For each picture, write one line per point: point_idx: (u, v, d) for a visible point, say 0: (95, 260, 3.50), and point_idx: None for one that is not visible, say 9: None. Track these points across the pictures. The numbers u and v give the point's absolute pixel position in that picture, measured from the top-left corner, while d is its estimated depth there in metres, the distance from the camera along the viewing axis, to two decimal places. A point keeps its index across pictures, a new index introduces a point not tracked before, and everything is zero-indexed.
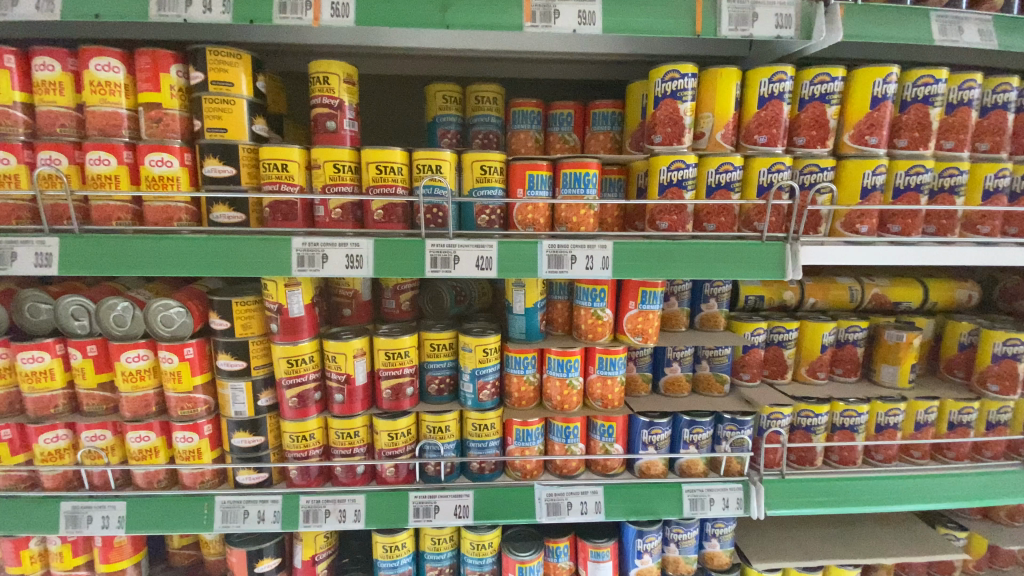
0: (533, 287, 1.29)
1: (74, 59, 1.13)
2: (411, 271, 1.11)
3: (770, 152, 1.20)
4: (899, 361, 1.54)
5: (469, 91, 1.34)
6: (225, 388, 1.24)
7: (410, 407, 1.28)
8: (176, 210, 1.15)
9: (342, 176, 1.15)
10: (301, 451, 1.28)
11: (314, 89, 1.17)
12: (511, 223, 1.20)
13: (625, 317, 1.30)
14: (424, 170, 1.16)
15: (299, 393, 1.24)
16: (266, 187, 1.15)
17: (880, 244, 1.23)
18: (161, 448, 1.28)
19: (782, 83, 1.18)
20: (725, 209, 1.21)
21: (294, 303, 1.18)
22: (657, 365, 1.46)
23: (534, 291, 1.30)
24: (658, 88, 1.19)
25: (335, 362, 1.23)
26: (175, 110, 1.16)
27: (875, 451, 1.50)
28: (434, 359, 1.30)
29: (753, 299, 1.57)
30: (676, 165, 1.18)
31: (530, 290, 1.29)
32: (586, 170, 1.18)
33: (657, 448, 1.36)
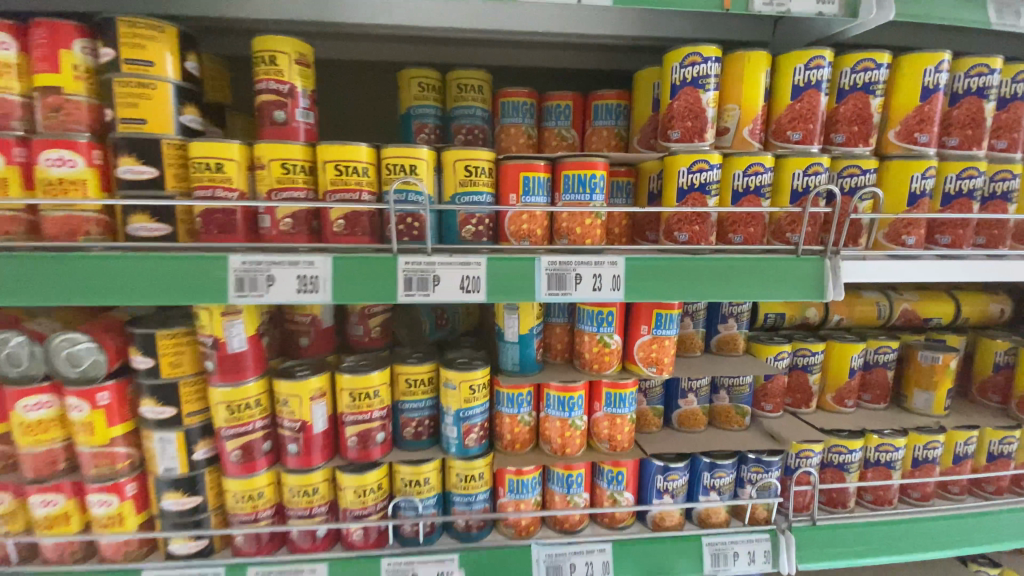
0: (528, 311, 1.09)
1: None
2: (379, 296, 0.89)
3: (805, 151, 1.02)
4: (934, 386, 1.37)
5: (450, 79, 1.14)
6: (151, 441, 1.01)
7: (381, 457, 1.07)
8: (84, 221, 0.92)
9: (294, 178, 0.93)
10: (249, 514, 1.05)
11: (258, 72, 0.95)
12: (503, 235, 1.00)
13: (636, 344, 1.11)
14: (395, 171, 0.95)
15: (243, 444, 1.01)
16: (196, 192, 0.93)
17: (930, 259, 1.05)
18: (74, 513, 1.04)
19: (820, 70, 1.00)
20: (753, 218, 1.03)
21: (234, 336, 0.95)
22: (669, 397, 1.27)
23: (530, 314, 1.09)
24: (676, 75, 1.00)
25: (288, 407, 1.01)
26: (81, 95, 0.93)
27: (912, 489, 1.34)
28: (410, 398, 1.08)
29: (773, 318, 1.40)
30: (699, 165, 0.99)
31: (525, 313, 1.08)
32: (593, 171, 0.97)
33: (673, 496, 1.17)
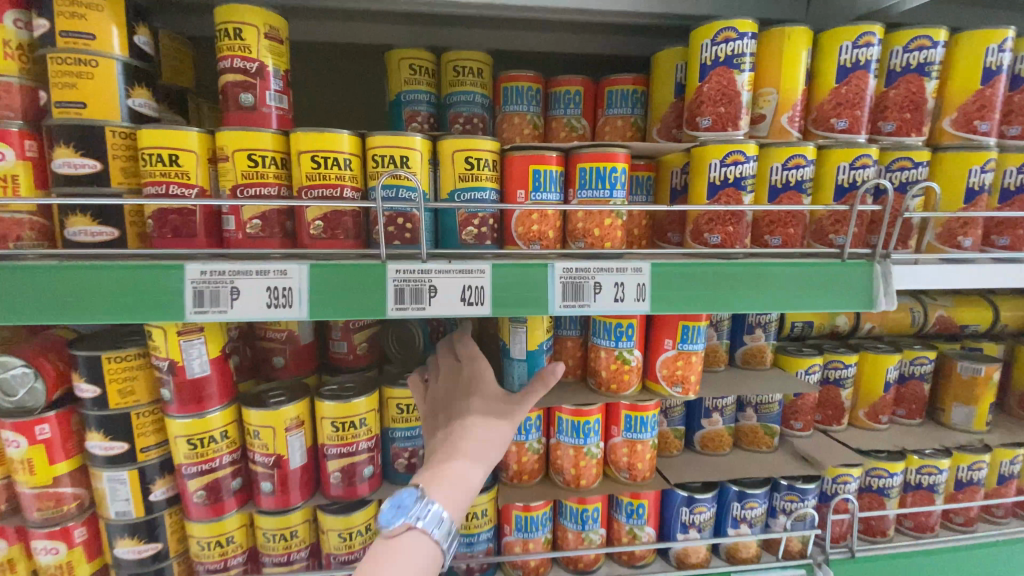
0: (536, 324, 0.95)
1: None
2: (365, 312, 0.75)
3: (851, 141, 0.90)
4: (977, 401, 1.25)
5: (446, 61, 1.01)
6: (100, 480, 0.86)
7: (369, 493, 0.93)
8: (15, 225, 0.77)
9: (263, 172, 0.79)
10: (217, 562, 0.91)
11: (221, 48, 0.81)
12: (509, 237, 0.87)
13: (659, 360, 0.98)
14: (383, 163, 0.81)
15: (208, 484, 0.87)
16: (147, 189, 0.78)
17: (990, 263, 0.94)
18: (19, 559, 0.91)
19: (869, 48, 0.88)
20: (793, 217, 0.90)
21: (193, 358, 0.81)
22: (691, 417, 1.14)
23: (540, 328, 0.95)
24: (705, 54, 0.88)
25: (260, 440, 0.87)
26: (13, 75, 0.79)
27: (954, 513, 1.23)
28: (402, 426, 0.94)
29: (800, 327, 1.27)
30: (734, 157, 0.86)
31: (533, 327, 0.95)
32: (613, 163, 0.84)
33: (700, 530, 1.04)
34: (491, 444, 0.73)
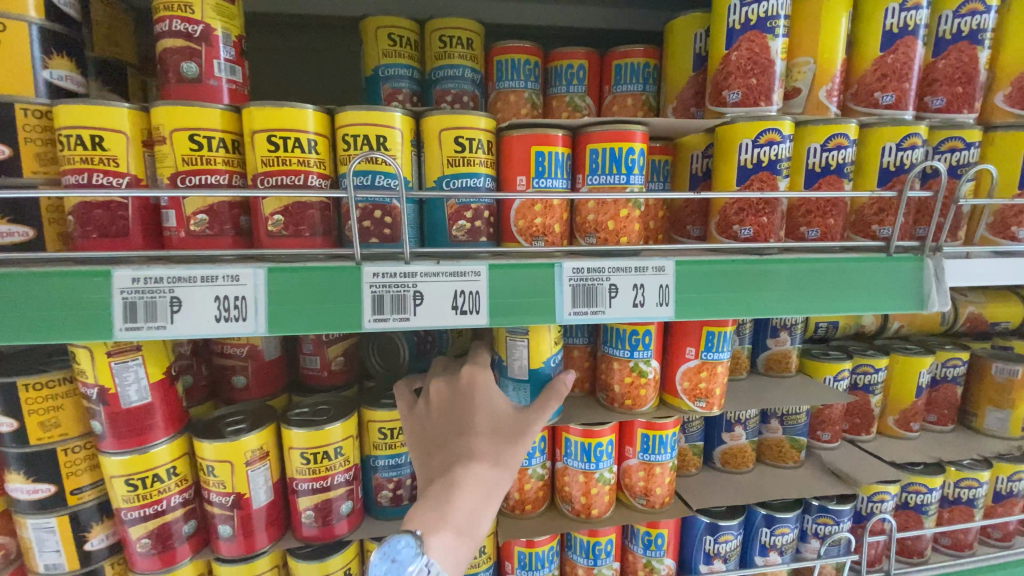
0: (541, 337, 0.80)
1: None
2: (335, 325, 0.62)
3: (898, 118, 0.78)
4: (1012, 405, 1.16)
5: (430, 31, 0.88)
6: (25, 530, 0.73)
7: (349, 533, 0.80)
8: None
9: (210, 157, 0.65)
10: None
11: (158, 8, 0.67)
12: (508, 233, 0.74)
13: (679, 371, 0.86)
14: (357, 145, 0.68)
15: (154, 530, 0.73)
16: (66, 179, 0.64)
17: None
18: None
19: (919, 11, 0.77)
20: (833, 205, 0.78)
21: (129, 385, 0.67)
22: (710, 431, 1.03)
23: (544, 342, 0.81)
24: (732, 18, 0.76)
25: (215, 477, 0.73)
26: None
27: (992, 528, 1.14)
28: (386, 453, 0.81)
29: (825, 328, 1.16)
30: (768, 136, 0.74)
31: (536, 342, 0.80)
32: (630, 144, 0.72)
33: (725, 561, 0.93)
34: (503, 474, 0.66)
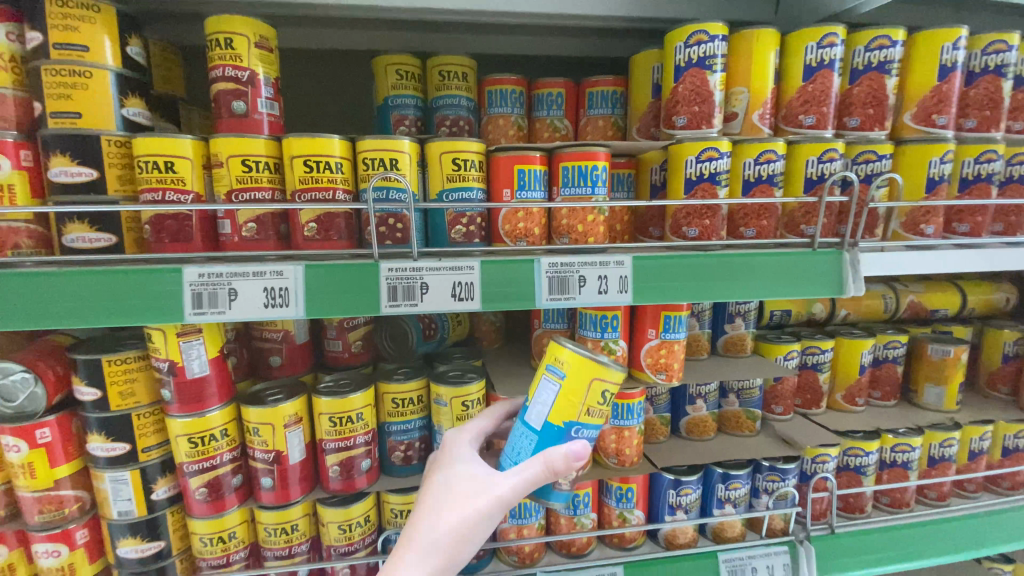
0: (570, 396, 0.74)
1: None
2: (360, 309, 0.79)
3: (819, 136, 0.95)
4: (946, 380, 1.32)
5: (432, 66, 1.04)
6: (102, 481, 0.88)
7: (368, 486, 0.96)
8: (11, 232, 0.80)
9: (257, 177, 0.82)
10: (220, 558, 0.93)
11: (212, 58, 0.84)
12: (497, 235, 0.90)
13: (643, 349, 1.02)
14: (374, 166, 0.84)
15: (210, 481, 0.90)
16: (143, 196, 0.81)
17: (950, 249, 0.99)
18: (19, 564, 0.93)
19: (833, 48, 0.93)
20: (766, 209, 0.94)
21: (193, 359, 0.84)
22: (677, 404, 1.19)
23: (571, 400, 0.74)
24: (680, 56, 0.92)
25: (259, 437, 0.90)
26: (7, 88, 0.81)
27: (928, 489, 1.29)
28: (398, 419, 0.98)
29: (779, 315, 1.33)
30: (709, 154, 0.90)
31: (562, 396, 0.74)
32: (594, 162, 0.89)
33: (686, 511, 1.09)
34: (455, 535, 0.66)
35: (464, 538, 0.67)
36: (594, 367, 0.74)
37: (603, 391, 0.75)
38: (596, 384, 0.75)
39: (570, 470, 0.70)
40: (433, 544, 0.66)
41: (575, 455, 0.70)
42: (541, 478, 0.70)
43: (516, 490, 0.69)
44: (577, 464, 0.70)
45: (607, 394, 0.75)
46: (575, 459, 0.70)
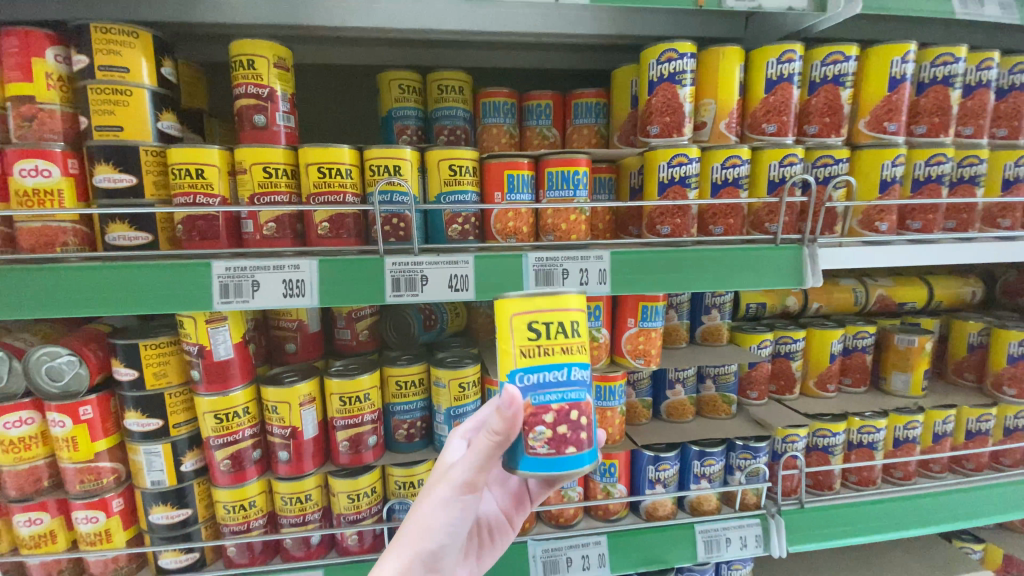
0: (506, 345, 0.70)
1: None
2: (367, 298, 0.89)
3: (780, 143, 1.05)
4: (912, 368, 1.41)
5: (431, 80, 1.15)
6: (137, 453, 0.99)
7: (374, 459, 1.07)
8: (60, 232, 0.91)
9: (276, 182, 0.93)
10: (241, 524, 1.04)
11: (236, 77, 0.95)
12: (489, 232, 1.01)
13: (624, 336, 1.13)
14: (379, 171, 0.95)
15: (233, 453, 1.00)
16: (176, 199, 0.92)
17: (903, 243, 1.09)
18: (60, 530, 1.03)
19: (792, 63, 1.03)
20: (733, 209, 1.04)
21: (220, 343, 0.94)
22: (658, 388, 1.29)
23: (506, 351, 0.70)
24: (653, 72, 1.03)
25: (277, 414, 1.00)
26: (54, 104, 0.91)
27: (895, 468, 1.37)
28: (401, 400, 1.08)
29: (755, 308, 1.43)
30: (678, 159, 1.01)
31: (501, 352, 0.71)
32: (576, 168, 1.00)
33: (665, 486, 1.19)
34: (420, 524, 0.67)
35: (429, 526, 0.67)
36: (512, 307, 0.70)
37: (532, 325, 0.69)
38: (524, 321, 0.69)
39: (509, 424, 0.63)
40: (400, 537, 0.67)
41: (505, 405, 0.63)
42: (489, 447, 0.65)
43: (471, 466, 0.67)
44: (512, 410, 0.62)
45: (537, 326, 0.69)
46: (505, 408, 0.63)
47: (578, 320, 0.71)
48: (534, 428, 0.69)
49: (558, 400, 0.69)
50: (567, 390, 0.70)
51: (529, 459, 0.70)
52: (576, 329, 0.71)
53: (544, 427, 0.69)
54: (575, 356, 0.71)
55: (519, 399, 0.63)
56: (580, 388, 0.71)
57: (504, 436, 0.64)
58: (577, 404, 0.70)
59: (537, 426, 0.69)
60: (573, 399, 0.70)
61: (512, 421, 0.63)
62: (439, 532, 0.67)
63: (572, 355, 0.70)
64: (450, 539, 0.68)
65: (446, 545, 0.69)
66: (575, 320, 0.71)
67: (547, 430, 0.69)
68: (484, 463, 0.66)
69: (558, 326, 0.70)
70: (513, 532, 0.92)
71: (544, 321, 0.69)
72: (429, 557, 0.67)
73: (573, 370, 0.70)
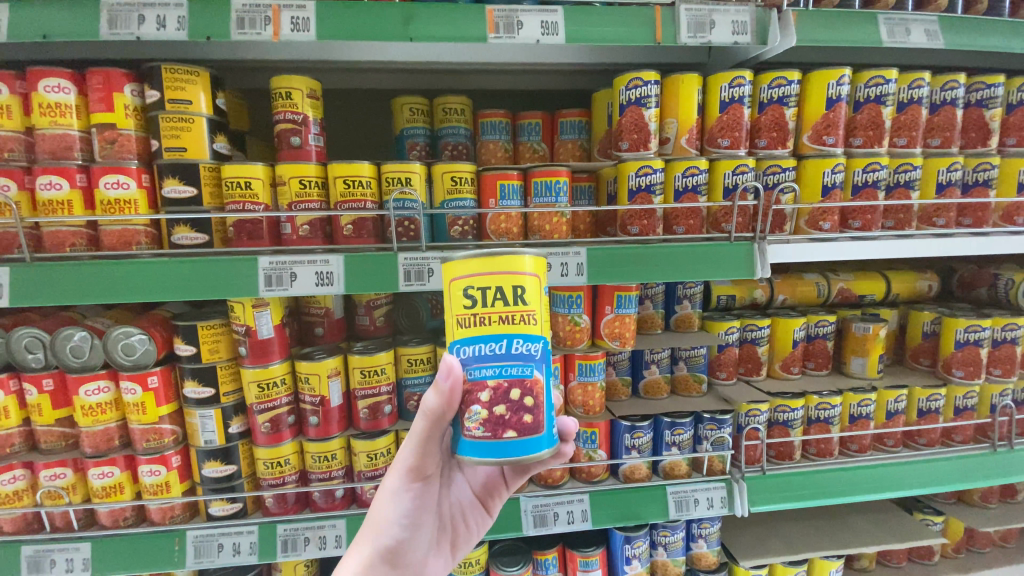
0: (449, 309, 0.81)
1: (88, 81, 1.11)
2: (383, 286, 1.08)
3: (733, 155, 1.23)
4: (868, 352, 1.57)
5: (437, 103, 1.34)
6: (194, 417, 1.20)
7: (389, 425, 1.27)
8: (135, 233, 1.11)
9: (310, 193, 1.13)
10: (276, 478, 1.23)
11: (277, 105, 1.15)
12: (485, 232, 1.20)
13: (603, 321, 1.32)
14: (393, 182, 1.16)
15: (272, 417, 1.20)
16: (228, 207, 1.12)
17: (844, 240, 1.25)
18: (126, 483, 1.22)
19: (741, 87, 1.22)
20: (693, 212, 1.22)
21: (263, 324, 1.15)
22: (636, 368, 1.49)
23: (451, 318, 0.80)
24: (623, 96, 1.21)
25: (309, 384, 1.20)
26: (131, 129, 1.12)
27: (851, 442, 1.52)
28: (412, 375, 1.28)
29: (725, 299, 1.62)
30: (644, 170, 1.19)
31: (448, 317, 0.81)
32: (557, 178, 1.19)
33: (640, 451, 1.37)
34: (375, 522, 0.85)
35: (383, 520, 0.85)
36: (453, 272, 0.79)
37: (467, 292, 0.78)
38: (463, 287, 0.78)
39: (445, 396, 0.76)
40: (361, 536, 0.85)
41: (445, 377, 0.76)
42: (424, 429, 0.81)
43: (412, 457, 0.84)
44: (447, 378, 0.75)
45: (471, 293, 0.78)
46: (445, 380, 0.76)
47: (522, 286, 0.78)
48: (471, 407, 0.78)
49: (496, 375, 0.78)
50: (506, 364, 0.78)
51: (469, 441, 0.79)
52: (518, 297, 0.78)
53: (480, 407, 0.78)
54: (515, 328, 0.78)
55: (457, 370, 0.76)
56: (520, 363, 0.79)
57: (440, 410, 0.77)
58: (516, 381, 0.78)
59: (473, 407, 0.78)
60: (513, 375, 0.78)
61: (448, 393, 0.76)
62: (392, 522, 0.85)
63: (512, 326, 0.78)
64: (403, 531, 0.86)
65: (402, 537, 0.86)
66: (516, 287, 0.78)
67: (481, 410, 0.77)
68: (421, 450, 0.83)
69: (493, 293, 0.78)
70: (491, 518, 1.06)
71: (481, 287, 0.77)
72: (389, 551, 0.84)
73: (513, 343, 0.78)
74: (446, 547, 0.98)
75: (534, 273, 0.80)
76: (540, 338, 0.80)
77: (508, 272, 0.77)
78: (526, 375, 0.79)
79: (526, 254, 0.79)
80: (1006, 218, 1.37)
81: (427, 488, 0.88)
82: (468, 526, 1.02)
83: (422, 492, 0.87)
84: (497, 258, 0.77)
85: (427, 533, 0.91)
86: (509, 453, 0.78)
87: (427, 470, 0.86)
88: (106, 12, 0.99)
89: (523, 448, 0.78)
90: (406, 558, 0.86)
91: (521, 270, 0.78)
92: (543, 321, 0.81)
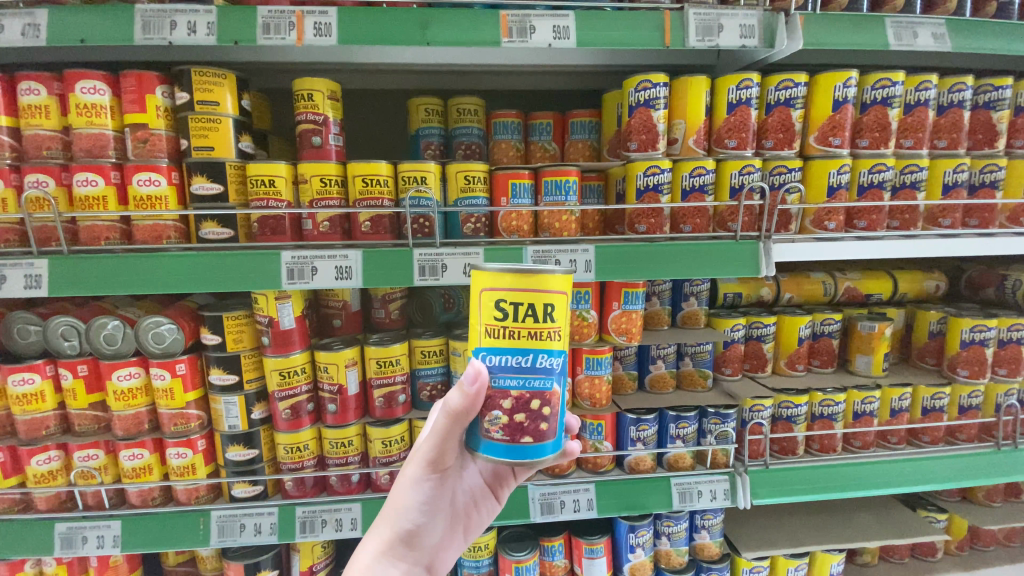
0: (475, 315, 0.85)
1: (118, 81, 1.16)
2: (399, 280, 1.13)
3: (740, 155, 1.27)
4: (873, 351, 1.58)
5: (451, 104, 1.38)
6: (218, 402, 1.26)
7: (403, 413, 1.33)
8: (165, 228, 1.16)
9: (330, 190, 1.18)
10: (296, 462, 1.30)
11: (300, 106, 1.20)
12: (497, 229, 1.25)
13: (610, 317, 1.36)
14: (409, 181, 1.21)
15: (292, 404, 1.27)
16: (254, 203, 1.18)
17: (848, 239, 1.27)
18: (154, 465, 1.28)
19: (749, 89, 1.24)
20: (700, 210, 1.25)
21: (286, 315, 1.21)
22: (643, 363, 1.52)
23: (480, 326, 0.84)
24: (631, 98, 1.25)
25: (328, 373, 1.26)
26: (162, 129, 1.17)
27: (854, 438, 1.54)
28: (425, 366, 1.33)
29: (731, 296, 1.65)
30: (653, 170, 1.23)
31: (476, 325, 0.85)
32: (566, 177, 1.23)
33: (645, 444, 1.41)
34: (395, 507, 0.89)
35: (402, 505, 0.89)
36: (486, 283, 0.82)
37: (499, 305, 0.81)
38: (495, 299, 0.81)
39: (469, 399, 0.80)
40: (381, 518, 0.89)
41: (472, 381, 0.80)
42: (445, 424, 0.84)
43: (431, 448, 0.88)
44: (472, 385, 0.79)
45: (502, 306, 0.81)
46: (471, 385, 0.80)
47: (551, 304, 0.81)
48: (493, 411, 0.83)
49: (519, 386, 0.82)
50: (529, 376, 0.82)
51: (488, 442, 0.84)
52: (547, 314, 0.81)
53: (501, 412, 0.83)
54: (541, 343, 0.82)
55: (484, 375, 0.80)
56: (542, 376, 0.83)
57: (465, 408, 0.81)
58: (538, 393, 0.83)
59: (494, 412, 0.83)
60: (534, 387, 0.83)
61: (472, 397, 0.80)
62: (411, 508, 0.88)
63: (537, 341, 0.82)
64: (422, 517, 0.89)
65: (421, 522, 0.90)
66: (546, 304, 0.81)
67: (502, 415, 0.82)
68: (441, 443, 0.87)
69: (521, 308, 0.81)
70: (500, 504, 1.10)
71: (513, 301, 0.81)
72: (407, 535, 0.88)
73: (538, 357, 0.82)
74: (459, 533, 1.02)
75: (562, 291, 0.82)
76: (561, 353, 0.84)
77: (538, 291, 0.80)
78: (547, 388, 0.83)
79: (556, 273, 0.81)
80: (1013, 219, 1.38)
81: (444, 477, 0.93)
82: (479, 512, 1.06)
83: (439, 481, 0.92)
84: (530, 277, 0.80)
85: (443, 521, 0.95)
86: (524, 455, 0.84)
87: (445, 461, 0.90)
88: (141, 18, 1.04)
89: (537, 452, 0.84)
90: (423, 541, 0.90)
91: (550, 289, 0.81)
92: (567, 338, 0.84)
